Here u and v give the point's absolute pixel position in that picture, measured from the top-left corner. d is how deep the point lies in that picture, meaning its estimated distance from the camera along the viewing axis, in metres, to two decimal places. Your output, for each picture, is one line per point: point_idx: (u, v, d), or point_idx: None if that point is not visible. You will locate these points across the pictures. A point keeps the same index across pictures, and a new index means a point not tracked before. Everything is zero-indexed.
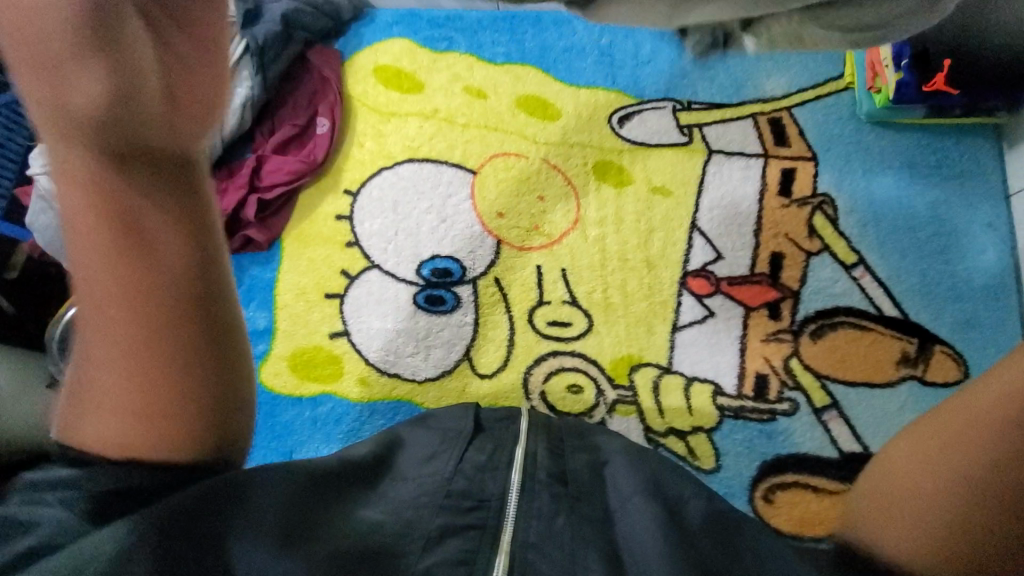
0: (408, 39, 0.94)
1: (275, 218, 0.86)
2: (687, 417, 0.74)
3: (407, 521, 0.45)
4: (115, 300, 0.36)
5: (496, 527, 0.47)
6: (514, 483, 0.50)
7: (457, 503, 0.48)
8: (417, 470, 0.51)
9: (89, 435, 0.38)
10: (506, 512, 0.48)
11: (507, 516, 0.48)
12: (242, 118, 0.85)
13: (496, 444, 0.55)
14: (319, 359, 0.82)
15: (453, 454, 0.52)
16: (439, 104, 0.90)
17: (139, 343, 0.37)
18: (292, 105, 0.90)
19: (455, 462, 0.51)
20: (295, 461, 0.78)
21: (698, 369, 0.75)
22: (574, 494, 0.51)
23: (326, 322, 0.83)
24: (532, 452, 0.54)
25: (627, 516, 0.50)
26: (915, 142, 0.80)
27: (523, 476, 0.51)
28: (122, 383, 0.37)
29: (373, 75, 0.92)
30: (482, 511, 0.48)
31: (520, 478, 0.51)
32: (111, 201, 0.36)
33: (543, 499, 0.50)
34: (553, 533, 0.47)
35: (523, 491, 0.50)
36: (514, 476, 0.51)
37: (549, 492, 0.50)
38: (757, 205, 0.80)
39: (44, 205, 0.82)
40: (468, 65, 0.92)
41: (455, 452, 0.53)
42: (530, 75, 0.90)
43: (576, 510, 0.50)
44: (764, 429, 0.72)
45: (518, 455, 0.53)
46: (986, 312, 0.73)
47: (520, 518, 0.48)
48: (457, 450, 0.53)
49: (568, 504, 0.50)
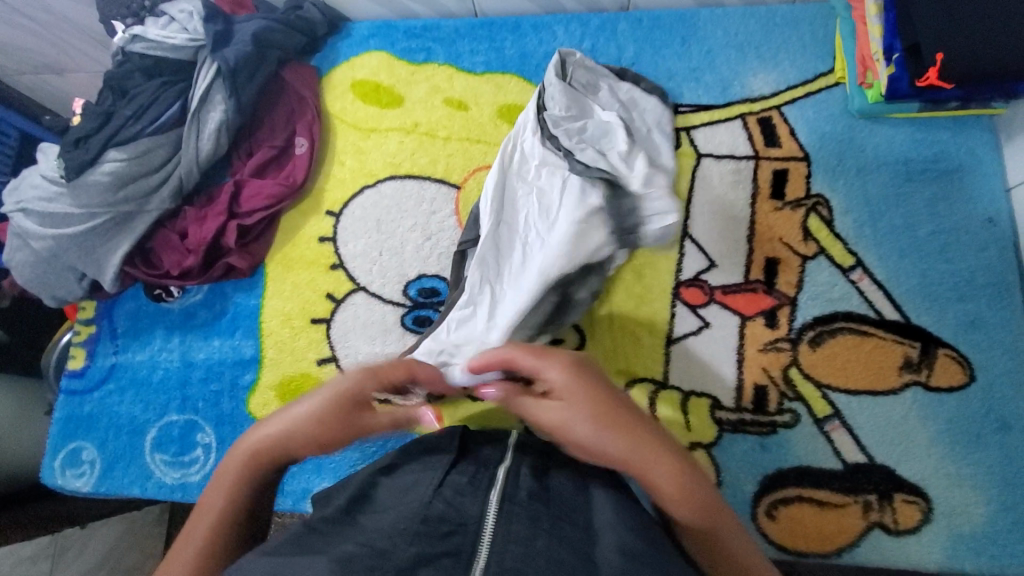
0: (385, 52, 0.91)
1: (256, 244, 0.84)
2: (685, 433, 0.72)
3: (380, 552, 0.43)
4: (242, 465, 0.53)
5: (472, 552, 0.45)
6: (489, 509, 0.49)
7: (434, 528, 0.46)
8: (398, 499, 0.50)
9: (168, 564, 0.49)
10: (484, 534, 0.46)
11: (483, 538, 0.46)
12: (217, 144, 0.82)
13: (477, 467, 0.56)
14: (307, 387, 0.80)
15: (432, 482, 0.52)
16: (419, 118, 0.88)
17: (240, 490, 0.52)
18: (269, 126, 0.88)
19: (434, 487, 0.51)
20: (286, 493, 0.77)
21: (695, 382, 0.73)
22: (555, 516, 0.50)
23: (312, 349, 0.81)
24: (513, 475, 0.54)
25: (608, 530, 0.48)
26: (910, 137, 0.77)
27: (502, 497, 0.50)
28: (214, 518, 0.51)
29: (351, 91, 0.90)
30: (459, 535, 0.46)
31: (498, 499, 0.50)
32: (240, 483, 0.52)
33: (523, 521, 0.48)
34: (533, 553, 0.45)
35: (501, 511, 0.49)
36: (493, 496, 0.51)
37: (528, 511, 0.49)
38: (750, 210, 0.77)
39: (19, 243, 0.81)
40: (447, 76, 0.89)
41: (437, 476, 0.53)
42: (511, 83, 0.87)
43: (556, 530, 0.48)
44: (764, 443, 0.70)
45: (498, 477, 0.54)
46: (989, 312, 0.70)
47: (499, 542, 0.45)
48: (438, 474, 0.53)
49: (549, 528, 0.48)
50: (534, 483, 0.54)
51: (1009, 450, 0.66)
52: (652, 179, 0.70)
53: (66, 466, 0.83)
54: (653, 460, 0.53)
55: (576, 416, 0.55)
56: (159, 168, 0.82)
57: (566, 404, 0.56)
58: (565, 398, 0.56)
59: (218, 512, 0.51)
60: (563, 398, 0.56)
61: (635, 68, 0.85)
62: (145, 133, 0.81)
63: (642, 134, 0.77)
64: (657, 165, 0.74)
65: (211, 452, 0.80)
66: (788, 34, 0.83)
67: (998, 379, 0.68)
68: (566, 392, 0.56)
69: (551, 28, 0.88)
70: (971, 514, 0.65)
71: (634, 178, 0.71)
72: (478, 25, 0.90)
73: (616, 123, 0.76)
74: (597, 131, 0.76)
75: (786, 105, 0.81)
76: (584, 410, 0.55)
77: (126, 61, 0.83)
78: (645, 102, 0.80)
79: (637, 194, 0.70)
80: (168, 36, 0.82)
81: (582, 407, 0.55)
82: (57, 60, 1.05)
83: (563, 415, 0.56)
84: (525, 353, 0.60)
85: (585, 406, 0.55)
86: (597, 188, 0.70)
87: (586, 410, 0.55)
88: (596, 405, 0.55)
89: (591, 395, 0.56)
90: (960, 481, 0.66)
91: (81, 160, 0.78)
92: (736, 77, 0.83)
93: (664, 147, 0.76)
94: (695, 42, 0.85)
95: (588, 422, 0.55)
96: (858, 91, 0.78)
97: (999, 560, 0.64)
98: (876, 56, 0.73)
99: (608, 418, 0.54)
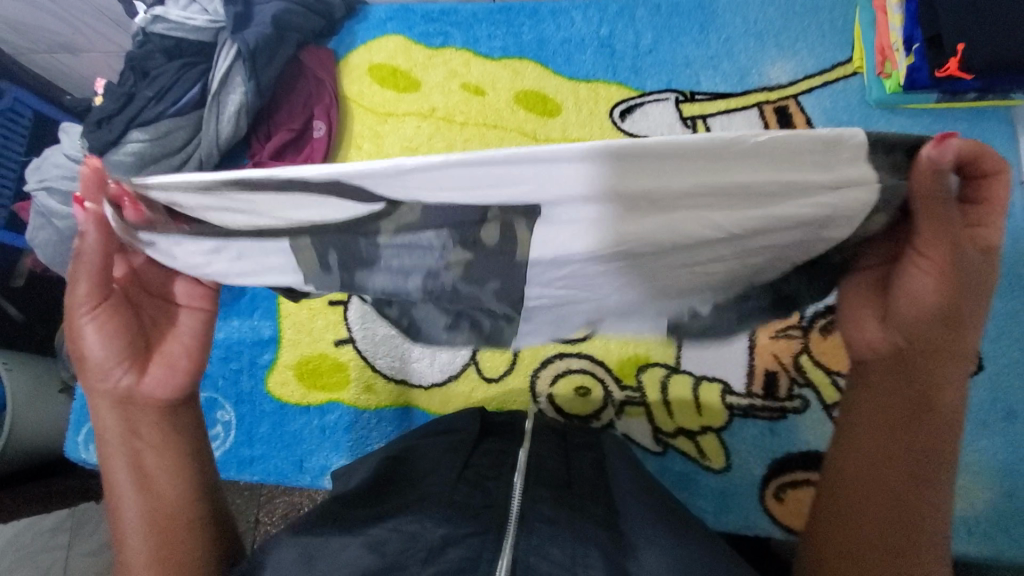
0: (402, 35, 0.91)
1: None
2: (695, 417, 0.74)
3: (410, 535, 0.45)
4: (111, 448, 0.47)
5: (499, 530, 0.46)
6: (517, 482, 0.51)
7: (463, 508, 0.48)
8: (423, 481, 0.53)
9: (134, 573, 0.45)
10: (511, 509, 0.48)
11: (512, 512, 0.48)
12: (236, 126, 0.82)
13: (499, 449, 0.58)
14: (325, 368, 0.82)
15: (456, 463, 0.54)
16: (436, 103, 0.88)
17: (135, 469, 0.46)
18: (287, 109, 0.88)
19: (458, 469, 0.54)
20: (306, 469, 0.79)
21: (707, 368, 0.75)
22: (574, 493, 0.52)
23: (331, 330, 0.83)
24: (533, 455, 0.56)
25: (629, 510, 0.52)
26: (926, 128, 0.77)
27: (526, 475, 0.52)
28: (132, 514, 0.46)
29: (368, 75, 0.91)
30: (487, 515, 0.48)
31: (523, 476, 0.52)
32: (133, 486, 0.46)
33: (545, 498, 0.50)
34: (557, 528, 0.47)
35: (525, 490, 0.51)
36: (517, 478, 0.52)
37: (549, 491, 0.51)
38: None
39: (43, 221, 0.82)
40: (464, 61, 0.89)
41: (459, 459, 0.55)
42: (529, 69, 0.87)
43: (577, 508, 0.50)
44: (773, 427, 0.72)
45: (520, 457, 0.55)
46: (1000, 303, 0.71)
47: (525, 517, 0.47)
48: (461, 457, 0.55)
49: (567, 508, 0.50)
50: (554, 462, 0.56)
51: (1014, 437, 0.68)
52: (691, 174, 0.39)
53: (89, 441, 0.85)
54: (960, 343, 0.57)
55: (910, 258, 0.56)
56: (181, 148, 0.83)
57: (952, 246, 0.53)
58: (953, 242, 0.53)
59: (130, 493, 0.46)
60: (931, 202, 0.51)
61: (652, 54, 0.86)
62: (166, 114, 0.82)
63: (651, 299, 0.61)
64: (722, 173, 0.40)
65: (231, 428, 0.82)
66: (808, 22, 0.83)
67: (1006, 368, 0.69)
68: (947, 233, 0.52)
69: (569, 14, 0.88)
70: (976, 499, 0.67)
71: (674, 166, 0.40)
72: (495, 11, 0.90)
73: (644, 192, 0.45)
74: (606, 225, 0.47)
75: (803, 94, 0.81)
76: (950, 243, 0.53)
77: (147, 41, 0.84)
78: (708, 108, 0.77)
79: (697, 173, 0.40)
80: (189, 17, 0.83)
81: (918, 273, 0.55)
82: (71, 40, 1.05)
83: (952, 229, 0.53)
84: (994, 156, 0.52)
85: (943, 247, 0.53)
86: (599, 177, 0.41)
87: (947, 271, 0.54)
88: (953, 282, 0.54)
89: (942, 206, 0.51)
90: (965, 467, 0.68)
91: (105, 140, 0.80)
92: (755, 65, 0.83)
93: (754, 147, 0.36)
94: (714, 29, 0.85)
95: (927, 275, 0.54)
96: (876, 81, 0.78)
97: (1000, 544, 0.65)
98: (896, 46, 0.73)
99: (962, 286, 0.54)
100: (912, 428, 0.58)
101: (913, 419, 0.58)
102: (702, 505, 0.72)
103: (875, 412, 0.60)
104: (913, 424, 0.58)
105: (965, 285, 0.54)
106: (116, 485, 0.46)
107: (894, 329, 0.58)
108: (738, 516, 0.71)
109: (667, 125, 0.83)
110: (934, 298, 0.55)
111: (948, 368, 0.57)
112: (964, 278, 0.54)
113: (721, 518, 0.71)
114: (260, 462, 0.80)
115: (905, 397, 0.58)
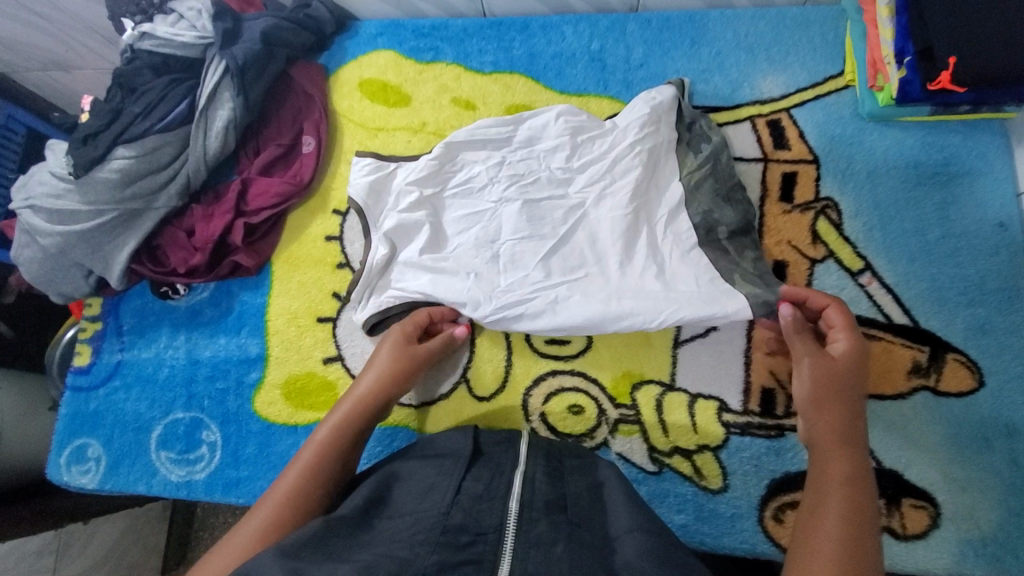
0: (392, 50, 0.91)
1: (263, 242, 0.84)
2: (692, 436, 0.72)
3: (401, 561, 0.44)
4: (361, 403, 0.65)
5: (493, 561, 0.45)
6: (510, 510, 0.49)
7: (454, 537, 0.46)
8: (415, 504, 0.50)
9: (262, 511, 0.54)
10: (505, 544, 0.46)
11: (505, 548, 0.46)
12: (225, 142, 0.82)
13: (493, 472, 0.55)
14: (313, 387, 0.79)
15: (450, 486, 0.52)
16: (426, 117, 0.87)
17: (339, 434, 0.61)
18: (276, 124, 0.88)
19: (452, 493, 0.51)
20: None
21: (702, 385, 0.73)
22: (571, 522, 0.50)
23: (319, 347, 0.81)
24: (529, 479, 0.54)
25: (626, 548, 0.48)
26: (919, 140, 0.77)
27: (520, 504, 0.50)
28: (300, 467, 0.58)
29: (358, 90, 0.90)
30: (479, 544, 0.46)
31: (517, 505, 0.50)
32: (346, 417, 0.63)
33: (539, 532, 0.48)
34: (553, 561, 0.45)
35: (520, 518, 0.49)
36: (510, 505, 0.50)
37: (547, 519, 0.49)
38: (759, 211, 0.77)
39: (28, 239, 0.81)
40: (455, 76, 0.89)
41: (452, 483, 0.52)
42: (520, 83, 0.87)
43: (575, 538, 0.48)
44: (772, 446, 0.70)
45: (515, 482, 0.53)
46: (1000, 317, 0.70)
47: (518, 551, 0.46)
48: (454, 481, 0.52)
49: (566, 538, 0.48)
50: (551, 486, 0.54)
51: (1017, 454, 0.66)
52: (614, 207, 0.72)
53: (71, 462, 0.83)
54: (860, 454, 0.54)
55: (811, 353, 0.61)
56: (167, 165, 0.82)
57: (807, 352, 0.61)
58: (811, 349, 0.61)
59: (314, 453, 0.59)
60: (849, 379, 0.59)
61: (644, 68, 0.85)
62: (153, 130, 0.81)
63: (640, 217, 0.72)
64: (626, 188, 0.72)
65: (217, 450, 0.79)
66: (799, 35, 0.83)
67: (1009, 383, 0.68)
68: (853, 369, 0.59)
69: (560, 28, 0.88)
70: (980, 519, 0.65)
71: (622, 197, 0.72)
72: (486, 25, 0.90)
73: (637, 207, 0.72)
74: (624, 170, 0.73)
75: (796, 107, 0.80)
76: (839, 340, 0.61)
77: (135, 57, 0.84)
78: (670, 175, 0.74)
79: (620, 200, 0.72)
80: (177, 34, 0.83)
81: (818, 356, 0.60)
82: (64, 57, 1.04)
83: (842, 361, 0.60)
84: (838, 312, 0.62)
85: (837, 370, 0.59)
86: (616, 234, 0.71)
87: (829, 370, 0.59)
88: (825, 376, 0.59)
89: (858, 379, 0.59)
90: (969, 486, 0.66)
91: (89, 156, 0.79)
92: (746, 79, 0.83)
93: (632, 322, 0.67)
94: (705, 43, 0.84)
95: (811, 354, 0.61)
96: (869, 94, 0.77)
97: (1010, 567, 0.63)
98: (888, 59, 0.72)
99: (841, 385, 0.58)
100: (856, 529, 0.48)
101: (855, 522, 0.48)
102: (702, 529, 0.69)
103: (813, 503, 0.51)
104: (856, 523, 0.48)
105: (847, 384, 0.59)
106: (331, 418, 0.63)
107: (829, 394, 0.58)
108: (738, 540, 0.68)
109: (664, 103, 0.75)
110: (833, 364, 0.60)
111: (859, 464, 0.54)
112: (846, 389, 0.58)
113: (720, 541, 0.69)
114: (244, 485, 0.77)
115: (851, 483, 0.52)
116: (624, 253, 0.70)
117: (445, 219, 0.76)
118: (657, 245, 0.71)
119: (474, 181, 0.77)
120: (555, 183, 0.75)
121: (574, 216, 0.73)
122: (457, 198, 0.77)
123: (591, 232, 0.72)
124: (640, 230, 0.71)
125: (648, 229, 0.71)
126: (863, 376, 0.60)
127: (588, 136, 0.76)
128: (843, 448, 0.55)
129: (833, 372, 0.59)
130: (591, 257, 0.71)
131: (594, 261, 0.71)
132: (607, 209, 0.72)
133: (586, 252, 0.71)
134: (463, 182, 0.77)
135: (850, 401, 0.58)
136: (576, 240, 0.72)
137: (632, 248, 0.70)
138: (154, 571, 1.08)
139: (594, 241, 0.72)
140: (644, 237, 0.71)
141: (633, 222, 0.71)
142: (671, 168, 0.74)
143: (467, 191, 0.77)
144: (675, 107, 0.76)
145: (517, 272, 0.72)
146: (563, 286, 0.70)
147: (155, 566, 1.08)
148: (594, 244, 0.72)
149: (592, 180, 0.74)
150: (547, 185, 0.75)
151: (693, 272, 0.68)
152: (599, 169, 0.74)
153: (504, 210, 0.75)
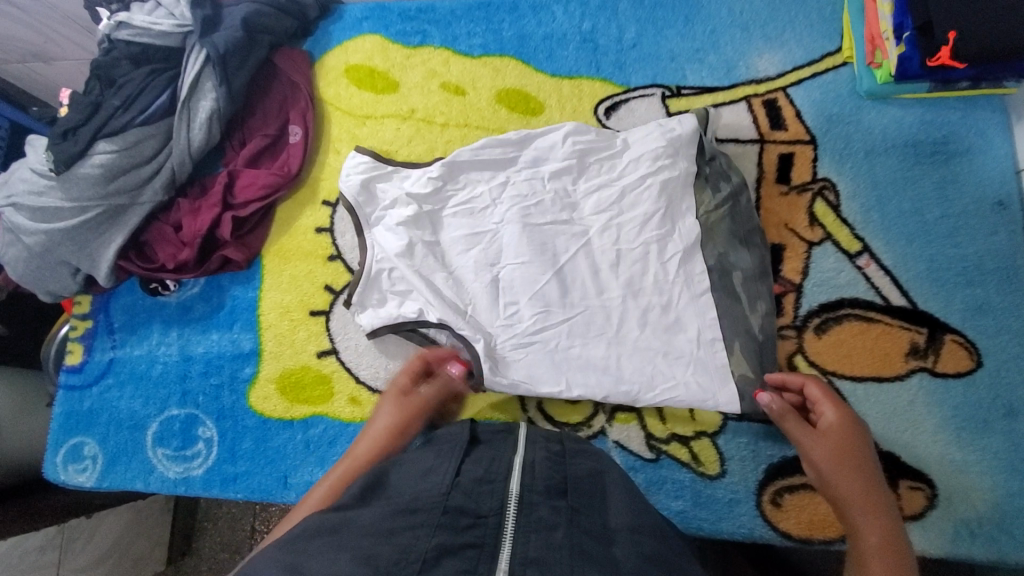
0: (379, 35, 0.89)
1: (251, 237, 0.83)
2: (689, 423, 0.72)
3: (402, 547, 0.43)
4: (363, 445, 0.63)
5: (494, 544, 0.45)
6: (511, 491, 0.49)
7: (454, 520, 0.46)
8: (414, 485, 0.49)
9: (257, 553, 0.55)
10: (506, 527, 0.46)
11: (504, 530, 0.46)
12: (209, 133, 0.80)
13: (492, 456, 0.54)
14: (307, 380, 0.79)
15: (450, 468, 0.51)
16: (415, 104, 0.85)
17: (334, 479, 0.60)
18: (261, 114, 0.86)
19: (451, 475, 0.50)
20: (291, 486, 0.76)
21: None
22: (571, 507, 0.49)
23: (312, 341, 0.80)
24: (530, 463, 0.53)
25: (627, 533, 0.48)
26: (918, 118, 0.75)
27: (520, 488, 0.50)
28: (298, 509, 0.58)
29: (344, 77, 0.88)
30: (480, 528, 0.45)
31: (517, 488, 0.49)
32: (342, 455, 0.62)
33: (541, 519, 0.47)
34: (553, 545, 0.45)
35: (520, 503, 0.48)
36: (511, 489, 0.49)
37: (547, 504, 0.49)
38: (756, 194, 0.76)
39: (11, 238, 0.79)
40: (444, 60, 0.86)
41: (451, 465, 0.51)
42: (510, 67, 0.85)
43: (576, 524, 0.47)
44: (769, 431, 0.70)
45: (514, 465, 0.52)
46: (998, 296, 0.69)
47: (519, 535, 0.45)
48: (453, 463, 0.52)
49: (567, 522, 0.47)
50: (553, 470, 0.53)
51: (1016, 435, 0.66)
52: (618, 242, 0.72)
53: (67, 461, 0.82)
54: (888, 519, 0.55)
55: (806, 432, 0.62)
56: (151, 158, 0.81)
57: (803, 431, 0.62)
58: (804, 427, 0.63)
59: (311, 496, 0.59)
60: (854, 447, 0.60)
61: (636, 49, 0.83)
62: (134, 123, 0.79)
63: (648, 253, 0.71)
64: (637, 226, 0.72)
65: (213, 446, 0.79)
66: (795, 11, 0.80)
67: (1007, 363, 0.67)
68: (853, 435, 0.61)
69: (550, 8, 0.86)
70: (977, 499, 0.65)
71: (628, 235, 0.72)
72: (474, 7, 0.88)
73: (644, 245, 0.71)
74: (632, 206, 0.72)
75: (792, 86, 0.79)
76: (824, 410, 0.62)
77: (113, 48, 0.81)
78: (686, 214, 0.71)
79: (626, 239, 0.72)
80: (155, 22, 0.81)
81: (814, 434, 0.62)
82: (43, 49, 1.02)
83: (835, 430, 0.61)
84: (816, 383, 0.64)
85: (837, 440, 0.61)
86: (620, 274, 0.71)
87: (831, 445, 0.60)
88: (828, 450, 0.60)
89: (860, 445, 0.60)
90: (966, 467, 0.66)
91: (70, 152, 0.77)
92: (741, 58, 0.81)
93: (626, 373, 0.68)
94: (699, 21, 0.82)
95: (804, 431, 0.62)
96: (867, 72, 0.75)
97: (1003, 545, 0.63)
98: (886, 35, 0.70)
99: (850, 456, 0.60)
100: None
101: None
102: (700, 514, 0.69)
103: None
104: None
105: (854, 452, 0.60)
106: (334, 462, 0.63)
107: (841, 467, 0.59)
108: (737, 525, 0.68)
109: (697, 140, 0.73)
110: (828, 438, 0.61)
111: (890, 529, 0.54)
112: (856, 460, 0.59)
113: (719, 525, 0.69)
114: (242, 480, 0.77)
115: (887, 556, 0.52)
116: (629, 296, 0.70)
117: (445, 220, 0.75)
118: (665, 284, 0.70)
119: (475, 201, 0.75)
120: (564, 210, 0.74)
121: (581, 248, 0.72)
122: (457, 216, 0.75)
123: (598, 263, 0.72)
124: (649, 270, 0.70)
125: (655, 268, 0.71)
126: (863, 435, 0.61)
127: (598, 159, 0.74)
128: (875, 517, 0.55)
129: (835, 445, 0.60)
130: (597, 293, 0.71)
131: (598, 298, 0.70)
132: (613, 242, 0.72)
133: (592, 288, 0.71)
134: (462, 180, 0.76)
135: (862, 467, 0.59)
136: (583, 279, 0.71)
137: (638, 289, 0.70)
138: (159, 565, 1.08)
139: (601, 276, 0.71)
140: (653, 274, 0.70)
141: (642, 262, 0.71)
142: (687, 204, 0.72)
143: (471, 209, 0.75)
144: (694, 140, 0.73)
145: (512, 314, 0.71)
146: (566, 337, 0.70)
147: (160, 558, 1.08)
148: (600, 279, 0.71)
149: (600, 208, 0.73)
150: (554, 212, 0.74)
151: (699, 323, 0.69)
152: (608, 197, 0.73)
153: (506, 233, 0.73)
